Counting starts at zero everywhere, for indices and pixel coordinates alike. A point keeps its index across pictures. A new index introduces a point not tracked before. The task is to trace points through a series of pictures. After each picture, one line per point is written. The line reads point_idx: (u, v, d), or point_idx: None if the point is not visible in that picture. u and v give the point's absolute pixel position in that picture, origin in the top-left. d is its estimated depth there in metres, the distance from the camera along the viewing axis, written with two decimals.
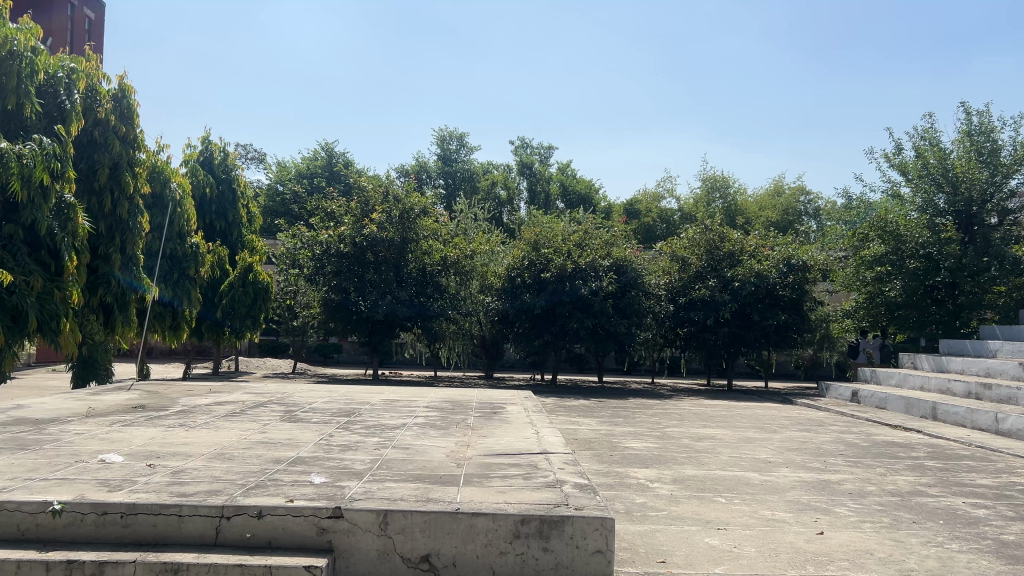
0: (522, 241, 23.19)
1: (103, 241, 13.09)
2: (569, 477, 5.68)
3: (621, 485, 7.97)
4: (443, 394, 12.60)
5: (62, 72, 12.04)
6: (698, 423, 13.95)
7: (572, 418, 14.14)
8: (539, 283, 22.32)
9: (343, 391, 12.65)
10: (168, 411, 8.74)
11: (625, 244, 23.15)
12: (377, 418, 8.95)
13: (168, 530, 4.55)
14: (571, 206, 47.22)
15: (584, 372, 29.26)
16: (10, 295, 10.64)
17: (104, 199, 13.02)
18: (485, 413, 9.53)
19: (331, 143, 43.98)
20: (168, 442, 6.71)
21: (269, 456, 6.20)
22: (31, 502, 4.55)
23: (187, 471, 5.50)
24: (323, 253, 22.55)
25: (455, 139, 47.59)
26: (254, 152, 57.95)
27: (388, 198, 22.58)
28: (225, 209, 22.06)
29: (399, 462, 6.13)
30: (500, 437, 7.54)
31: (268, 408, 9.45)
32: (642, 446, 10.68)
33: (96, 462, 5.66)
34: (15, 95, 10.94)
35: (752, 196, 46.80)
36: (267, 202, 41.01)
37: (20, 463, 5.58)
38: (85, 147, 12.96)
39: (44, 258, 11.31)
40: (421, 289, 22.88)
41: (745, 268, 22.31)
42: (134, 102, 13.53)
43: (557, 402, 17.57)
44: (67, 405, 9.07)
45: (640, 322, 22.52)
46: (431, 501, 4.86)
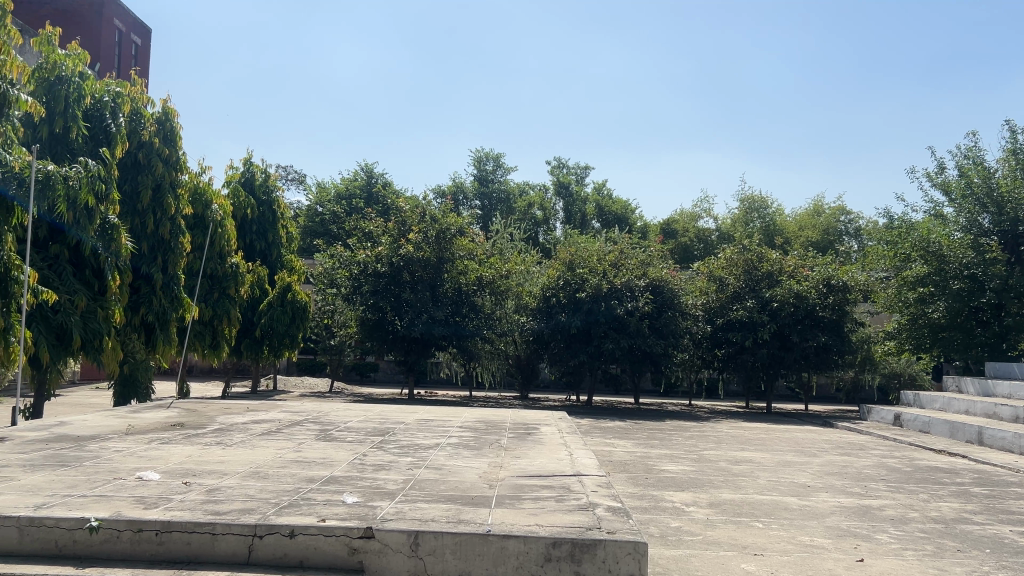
0: (558, 260, 23.17)
1: (144, 261, 13.41)
2: (603, 500, 5.62)
3: (656, 508, 7.88)
4: (478, 414, 12.59)
5: (108, 96, 12.41)
6: (735, 446, 13.74)
7: (607, 439, 14.03)
8: (575, 303, 22.18)
9: (378, 410, 12.69)
10: (206, 430, 8.83)
11: (661, 263, 22.98)
12: (411, 438, 8.97)
13: (202, 548, 4.59)
14: (607, 226, 47.18)
15: (620, 393, 29.03)
16: (55, 313, 10.89)
17: (147, 219, 13.39)
18: (518, 434, 9.50)
19: (370, 164, 44.39)
20: (204, 459, 6.79)
21: (302, 475, 6.24)
22: (70, 519, 4.61)
23: (221, 489, 5.55)
24: (361, 272, 22.68)
25: (491, 160, 47.82)
26: (293, 174, 58.86)
27: (425, 219, 22.71)
28: (266, 230, 22.34)
29: (431, 482, 6.13)
30: (533, 458, 7.52)
31: (303, 427, 9.53)
32: (678, 469, 10.56)
33: (134, 480, 5.74)
34: (62, 118, 11.29)
35: (791, 216, 46.39)
36: (307, 223, 41.55)
37: (60, 479, 5.68)
38: (129, 168, 13.23)
39: (89, 277, 11.60)
40: (455, 309, 22.86)
41: (784, 288, 22.07)
42: (177, 126, 13.73)
43: (593, 423, 17.39)
44: (108, 423, 9.24)
45: (677, 344, 22.35)
46: (463, 523, 4.85)
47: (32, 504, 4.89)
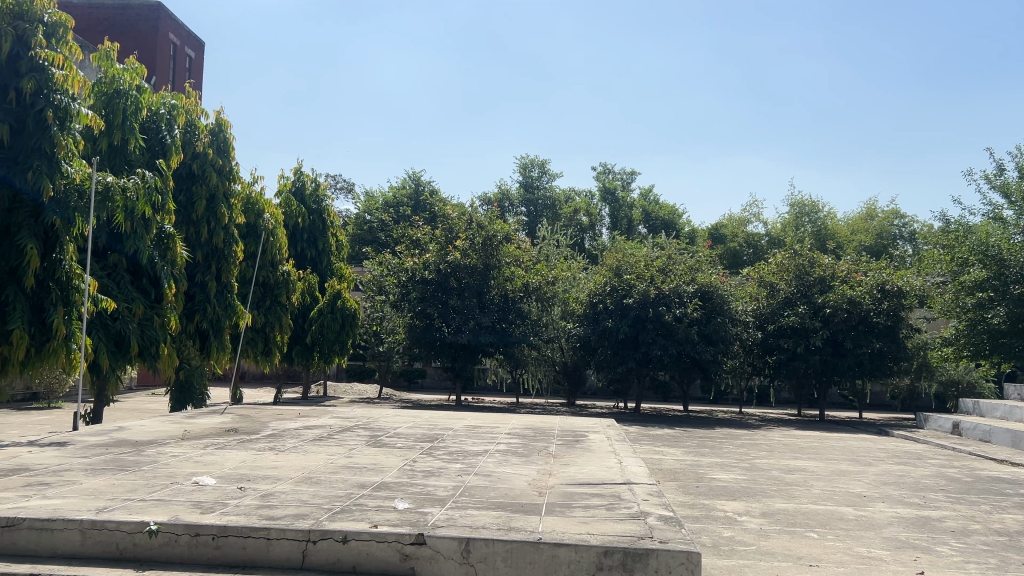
0: (605, 266, 23.09)
1: (199, 269, 13.75)
2: (654, 508, 5.56)
3: (708, 518, 7.78)
4: (526, 421, 12.58)
5: (164, 109, 12.73)
6: (787, 454, 13.50)
7: (657, 447, 13.91)
8: (622, 309, 22.03)
9: (427, 416, 12.72)
10: (260, 436, 8.98)
11: (710, 269, 22.78)
12: (460, 444, 9.00)
13: (257, 552, 4.65)
14: (654, 231, 46.94)
15: (669, 400, 28.77)
16: (114, 321, 11.17)
17: (201, 228, 13.62)
18: (567, 442, 9.46)
19: (417, 172, 44.77)
20: (258, 465, 6.90)
21: (354, 481, 6.30)
22: (130, 522, 4.71)
23: (275, 494, 5.63)
24: (409, 279, 22.93)
25: (536, 166, 47.93)
26: (343, 183, 59.65)
27: (471, 226, 22.79)
28: (316, 237, 22.65)
29: (481, 489, 6.13)
30: (583, 466, 7.49)
31: (354, 433, 9.62)
32: (729, 478, 10.42)
33: (191, 485, 5.85)
34: (121, 130, 11.55)
35: (844, 220, 45.52)
36: (356, 231, 42.03)
37: (120, 483, 5.82)
38: (184, 179, 13.53)
39: (146, 286, 11.88)
40: (502, 316, 22.80)
41: (837, 294, 21.74)
42: (230, 136, 14.03)
43: (642, 431, 17.25)
44: (165, 428, 9.45)
45: (727, 350, 22.07)
46: (513, 530, 4.84)
47: (94, 507, 5.01)
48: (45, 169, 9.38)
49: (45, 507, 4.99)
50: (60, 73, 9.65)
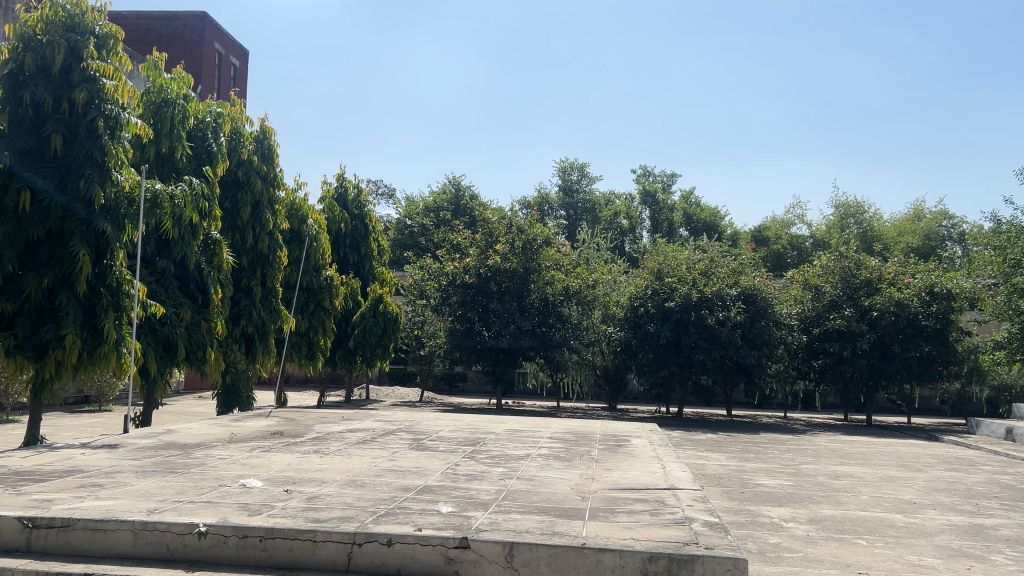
0: (646, 269, 22.94)
1: (245, 274, 13.97)
2: (699, 514, 5.50)
3: (754, 524, 7.68)
4: (567, 425, 12.54)
5: (210, 117, 12.97)
6: (833, 460, 13.27)
7: (700, 452, 13.78)
8: (664, 313, 21.88)
9: (469, 420, 12.74)
10: (305, 439, 9.07)
11: (753, 272, 22.55)
12: (502, 448, 9.00)
13: (303, 554, 4.70)
14: (695, 234, 46.57)
15: (712, 405, 28.47)
16: (163, 326, 11.37)
17: (247, 234, 13.82)
18: (609, 446, 9.42)
19: (457, 177, 44.99)
20: (303, 468, 6.97)
21: (398, 484, 6.33)
22: (180, 524, 4.79)
23: (321, 497, 5.68)
24: (449, 283, 23.04)
25: (576, 170, 47.90)
26: (384, 188, 60.16)
27: (512, 230, 22.82)
28: (359, 243, 22.85)
29: (524, 494, 6.12)
30: (626, 471, 7.43)
31: (397, 436, 9.67)
32: (775, 484, 10.28)
33: (238, 487, 5.93)
34: (169, 139, 11.79)
35: (890, 221, 44.70)
36: (396, 236, 42.34)
37: (169, 485, 5.92)
38: (230, 186, 13.76)
39: (193, 291, 12.08)
40: (543, 319, 22.72)
41: (884, 297, 21.36)
42: (274, 143, 14.25)
43: (685, 436, 17.08)
44: (212, 431, 9.59)
45: (771, 354, 21.77)
46: (557, 535, 4.82)
47: (145, 509, 5.10)
48: (96, 177, 9.58)
49: (98, 508, 5.10)
50: (111, 83, 9.90)
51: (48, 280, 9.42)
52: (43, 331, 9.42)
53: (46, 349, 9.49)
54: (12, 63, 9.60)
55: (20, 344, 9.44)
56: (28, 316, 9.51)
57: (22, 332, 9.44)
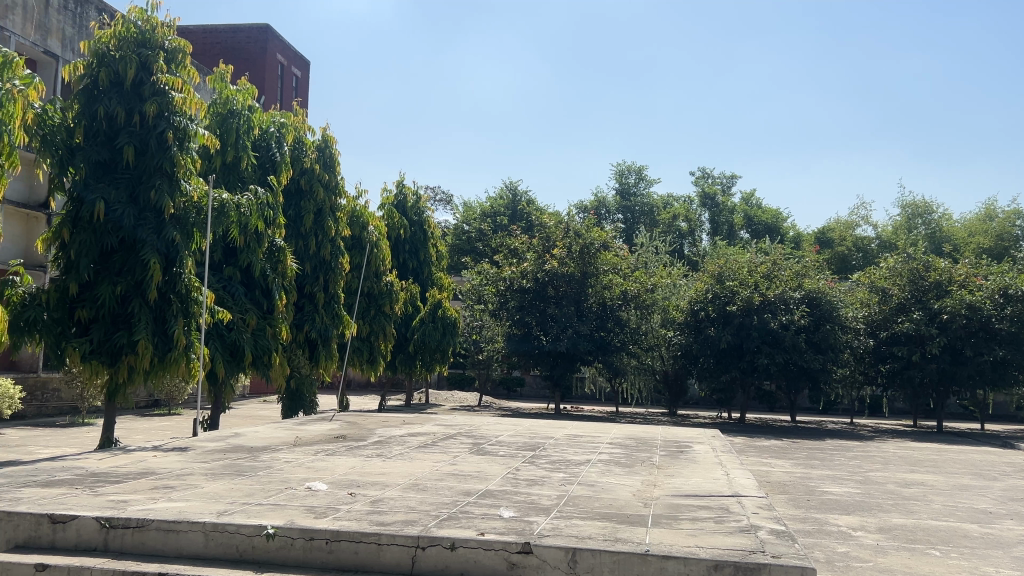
0: (706, 273, 22.67)
1: (308, 281, 14.22)
2: (765, 522, 5.41)
3: (821, 532, 7.51)
4: (628, 430, 12.45)
5: (274, 127, 13.25)
6: (903, 467, 12.91)
7: (764, 458, 13.55)
8: (725, 317, 21.59)
9: (529, 425, 12.75)
10: (367, 442, 9.20)
11: (818, 275, 22.07)
12: (563, 453, 8.98)
13: (369, 557, 4.76)
14: (757, 236, 45.89)
15: (775, 410, 27.97)
16: (230, 331, 11.67)
17: (310, 241, 14.08)
18: (671, 452, 9.32)
19: (514, 181, 45.14)
20: (367, 471, 7.07)
21: (460, 488, 6.37)
22: (249, 526, 4.90)
23: (385, 500, 5.75)
24: (507, 288, 23.18)
25: (633, 173, 47.71)
26: (442, 195, 60.71)
27: (569, 234, 22.79)
28: (417, 248, 23.09)
29: (586, 499, 6.10)
30: (688, 477, 7.35)
31: (457, 441, 9.74)
32: (842, 492, 10.05)
33: (304, 490, 6.04)
34: (234, 149, 12.08)
35: (961, 221, 43.33)
36: (454, 241, 42.64)
37: (239, 488, 6.06)
38: (293, 194, 14.05)
39: (258, 297, 12.28)
40: (601, 324, 22.62)
41: (954, 298, 20.68)
42: (336, 152, 14.49)
43: (748, 442, 16.80)
44: (277, 434, 9.79)
45: (837, 358, 21.29)
46: (620, 541, 4.79)
47: (215, 511, 5.23)
48: (165, 188, 9.94)
49: (170, 509, 5.24)
50: (179, 96, 10.20)
51: (121, 287, 9.73)
52: (117, 336, 9.72)
53: (120, 355, 9.79)
54: (87, 79, 9.96)
55: (95, 350, 9.72)
56: (103, 323, 9.81)
57: (96, 338, 9.73)
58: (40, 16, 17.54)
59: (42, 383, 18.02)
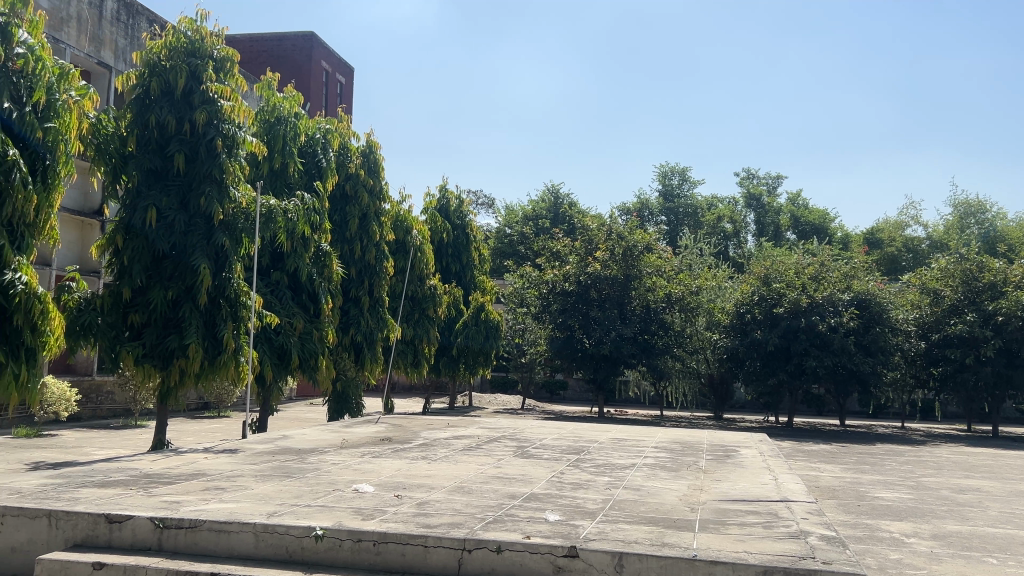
0: (752, 275, 22.43)
1: (354, 285, 14.39)
2: (814, 528, 5.32)
3: (873, 539, 7.37)
4: (673, 434, 12.35)
5: (320, 133, 13.43)
6: (956, 472, 12.59)
7: (813, 463, 13.34)
8: (772, 319, 21.30)
9: (573, 428, 12.71)
10: (412, 445, 9.26)
11: (867, 276, 21.67)
12: (608, 457, 8.95)
13: (416, 559, 4.79)
14: (804, 237, 45.21)
15: (823, 414, 27.50)
16: (278, 335, 11.86)
17: (355, 246, 14.26)
18: (718, 457, 9.23)
19: (556, 184, 45.13)
20: (413, 473, 7.12)
21: (505, 491, 6.38)
22: (298, 527, 4.96)
23: (431, 503, 5.79)
24: (550, 292, 23.25)
25: (676, 174, 47.39)
26: (483, 199, 60.93)
27: (612, 236, 22.73)
28: (461, 252, 23.20)
29: (632, 504, 6.07)
30: (735, 481, 7.27)
31: (501, 444, 9.75)
32: (894, 497, 9.85)
33: (351, 492, 6.10)
34: (281, 155, 12.28)
35: (1017, 220, 42.19)
36: (496, 245, 42.74)
37: (287, 489, 6.14)
38: (339, 200, 14.22)
39: (305, 301, 12.47)
40: (645, 327, 22.48)
41: (1010, 300, 20.15)
42: (380, 157, 14.63)
43: (796, 446, 16.54)
44: (324, 436, 9.91)
45: (887, 361, 20.87)
46: (667, 546, 4.76)
47: (266, 512, 5.31)
48: (215, 195, 10.14)
49: (221, 510, 5.33)
50: (227, 104, 10.40)
51: (172, 292, 9.93)
52: (168, 340, 9.92)
53: (171, 358, 9.99)
54: (139, 89, 10.20)
55: (147, 353, 9.93)
56: (155, 327, 10.03)
57: (148, 342, 9.95)
58: (94, 28, 18.00)
59: (97, 386, 18.47)
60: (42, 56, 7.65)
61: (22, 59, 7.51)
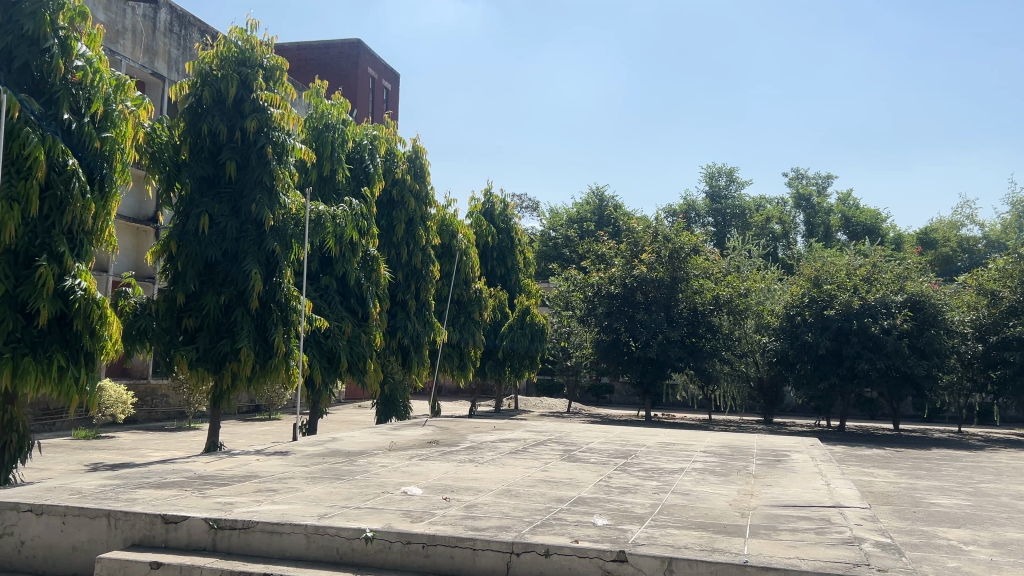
0: (802, 276, 22.10)
1: (401, 288, 14.52)
2: (869, 534, 5.22)
3: (930, 546, 7.20)
4: (722, 439, 12.20)
5: (367, 140, 13.58)
6: (1017, 478, 12.22)
7: (866, 468, 13.07)
8: (823, 322, 20.91)
9: (619, 432, 12.64)
10: (459, 448, 9.30)
11: (921, 277, 21.22)
12: (656, 461, 8.89)
13: (465, 562, 4.82)
14: (855, 237, 44.37)
15: (876, 418, 26.94)
16: (327, 339, 12.00)
17: (402, 250, 14.39)
18: (768, 461, 9.11)
19: (601, 187, 44.98)
20: (460, 476, 7.15)
21: (553, 495, 6.37)
22: (348, 528, 5.02)
23: (479, 506, 5.81)
24: (595, 295, 23.17)
25: (724, 175, 46.89)
26: (528, 202, 60.97)
27: (658, 239, 22.59)
28: (505, 255, 23.25)
29: (681, 509, 6.02)
30: (786, 487, 7.16)
31: (548, 447, 9.74)
32: (952, 503, 9.61)
33: (400, 494, 6.16)
34: (330, 162, 12.44)
35: None
36: (541, 248, 42.71)
37: (337, 491, 6.22)
38: (386, 205, 14.37)
39: (354, 305, 12.62)
40: (692, 330, 22.27)
41: None
42: (426, 162, 14.74)
43: (849, 451, 16.22)
44: (373, 439, 10.00)
45: (943, 364, 20.37)
46: (718, 551, 4.71)
47: (317, 514, 5.39)
48: (266, 202, 10.30)
49: (273, 511, 5.42)
50: (277, 112, 10.58)
51: (225, 298, 10.12)
52: (221, 344, 10.11)
53: (224, 362, 10.17)
54: (191, 98, 10.40)
55: (201, 357, 10.12)
56: (208, 331, 10.24)
57: (202, 346, 10.16)
58: (148, 39, 18.44)
59: (152, 389, 18.91)
60: (99, 68, 7.88)
61: (81, 71, 7.74)
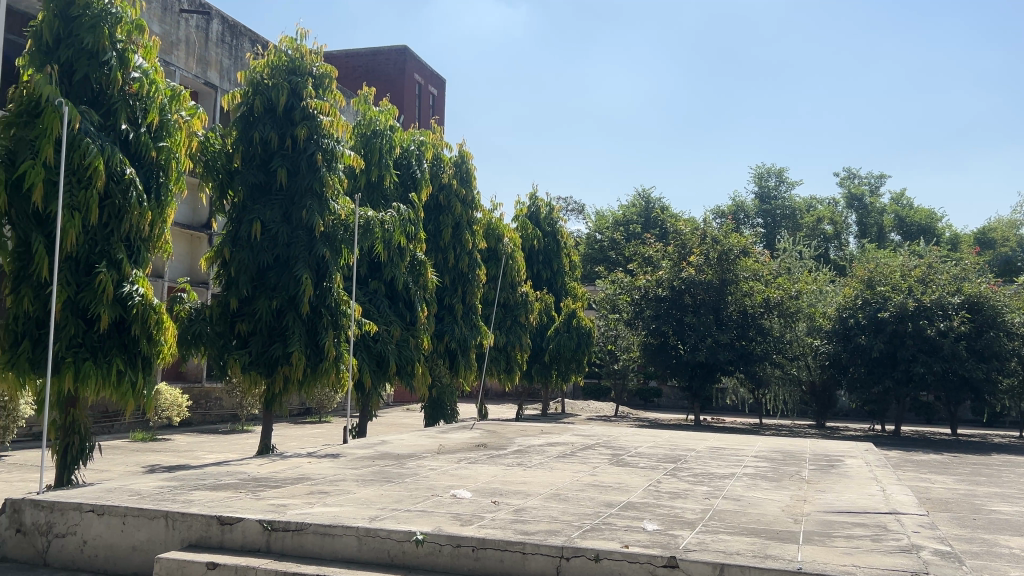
0: (854, 278, 21.71)
1: (448, 292, 14.61)
2: (927, 542, 5.10)
3: (991, 554, 7.00)
4: (773, 443, 12.02)
5: (414, 145, 13.70)
6: None
7: (924, 474, 12.76)
8: (877, 325, 20.43)
9: (668, 436, 12.54)
10: (508, 452, 9.31)
11: (979, 277, 20.71)
12: (705, 466, 8.79)
13: (514, 565, 4.83)
14: (910, 237, 43.41)
15: (933, 422, 26.29)
16: (376, 342, 12.12)
17: (449, 254, 14.49)
18: (821, 467, 8.95)
19: (648, 190, 44.72)
20: (509, 479, 7.17)
21: (602, 500, 6.35)
22: (399, 531, 5.07)
23: (527, 509, 5.81)
24: (642, 297, 22.99)
25: (773, 175, 46.28)
26: (574, 205, 60.87)
27: (706, 240, 22.42)
28: (551, 259, 23.25)
29: (732, 514, 5.95)
30: (840, 492, 7.03)
31: (597, 451, 9.71)
32: (1014, 511, 9.33)
33: (450, 497, 6.19)
34: (378, 168, 12.58)
35: None
36: (587, 251, 42.60)
37: (388, 494, 6.28)
38: (433, 209, 14.47)
39: (402, 308, 12.74)
40: (741, 332, 22.00)
41: None
42: (472, 167, 14.81)
43: (904, 456, 15.87)
44: (421, 442, 10.08)
45: (1003, 367, 19.79)
46: (771, 558, 4.64)
47: (368, 516, 5.44)
48: (316, 208, 10.47)
49: (325, 514, 5.49)
50: (327, 119, 10.73)
51: (277, 302, 10.28)
52: (273, 348, 10.27)
53: (276, 365, 10.33)
54: (243, 106, 10.60)
55: (253, 360, 10.30)
56: (261, 336, 10.41)
57: (255, 350, 10.33)
58: (201, 49, 18.85)
59: (206, 392, 19.32)
60: (155, 79, 8.07)
61: (137, 82, 7.95)
